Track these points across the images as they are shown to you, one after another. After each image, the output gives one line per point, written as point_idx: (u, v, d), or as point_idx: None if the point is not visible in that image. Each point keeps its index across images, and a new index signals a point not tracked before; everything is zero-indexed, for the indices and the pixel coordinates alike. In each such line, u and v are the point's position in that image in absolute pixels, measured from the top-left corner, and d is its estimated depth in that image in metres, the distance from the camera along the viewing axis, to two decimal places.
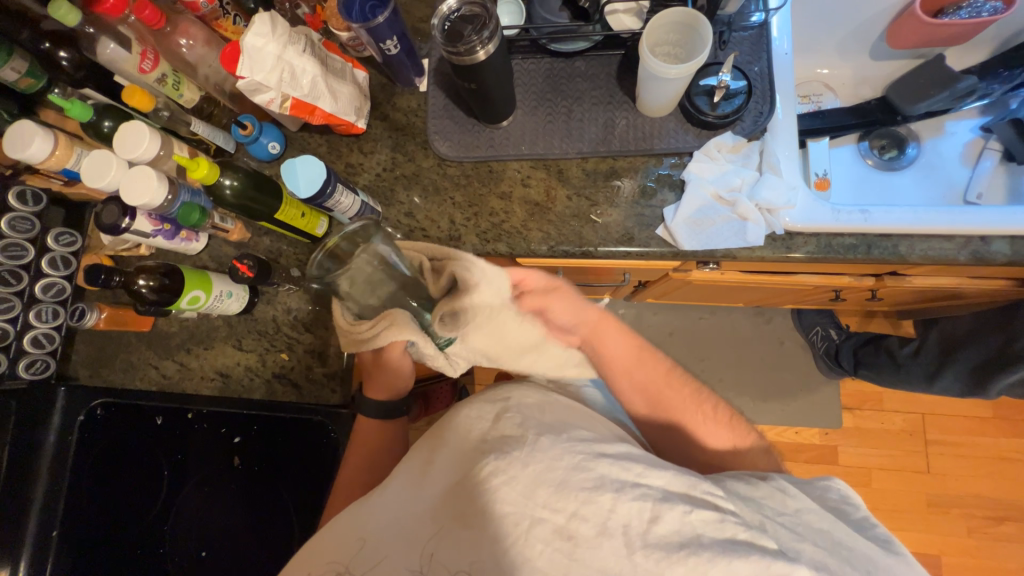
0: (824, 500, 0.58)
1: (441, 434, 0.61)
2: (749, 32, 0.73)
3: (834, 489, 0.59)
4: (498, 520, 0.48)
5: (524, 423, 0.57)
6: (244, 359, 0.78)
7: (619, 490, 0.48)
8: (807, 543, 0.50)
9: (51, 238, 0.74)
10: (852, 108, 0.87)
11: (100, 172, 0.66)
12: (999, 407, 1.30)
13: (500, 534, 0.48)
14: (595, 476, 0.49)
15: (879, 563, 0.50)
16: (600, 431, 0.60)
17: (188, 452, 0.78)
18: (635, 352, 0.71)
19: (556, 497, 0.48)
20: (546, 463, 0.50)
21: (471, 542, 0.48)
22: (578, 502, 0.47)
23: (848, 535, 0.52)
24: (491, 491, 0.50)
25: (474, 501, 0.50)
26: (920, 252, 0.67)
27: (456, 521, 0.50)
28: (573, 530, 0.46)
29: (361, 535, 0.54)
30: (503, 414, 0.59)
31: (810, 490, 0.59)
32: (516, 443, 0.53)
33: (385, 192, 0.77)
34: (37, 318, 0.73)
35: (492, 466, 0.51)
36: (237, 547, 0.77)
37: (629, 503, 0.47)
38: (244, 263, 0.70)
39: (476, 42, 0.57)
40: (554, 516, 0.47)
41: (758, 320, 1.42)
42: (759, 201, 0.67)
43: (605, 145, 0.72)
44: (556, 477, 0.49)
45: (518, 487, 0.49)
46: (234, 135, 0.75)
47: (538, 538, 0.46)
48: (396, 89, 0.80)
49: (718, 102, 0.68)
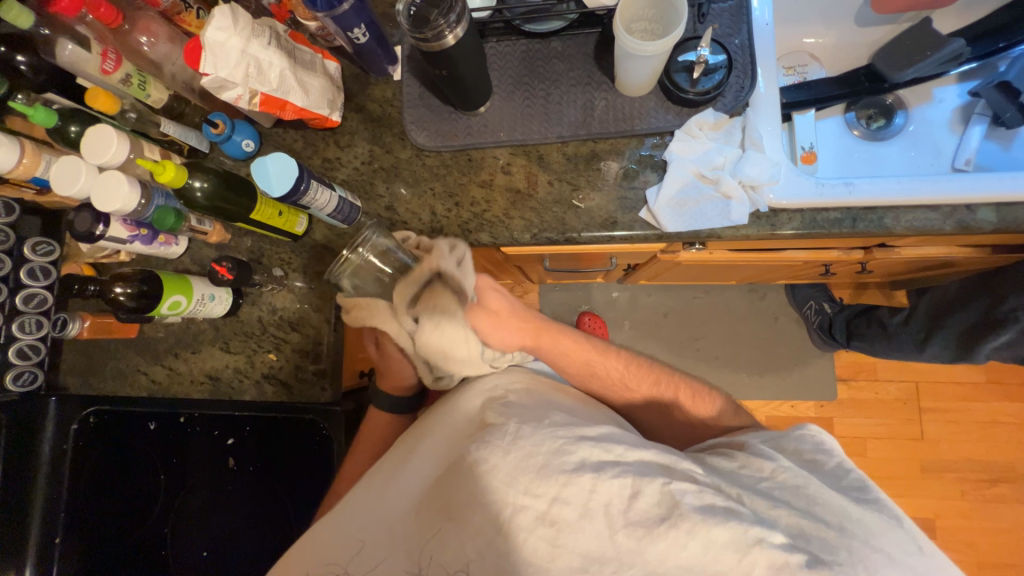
0: (800, 454, 0.58)
1: (428, 424, 0.62)
2: (728, 3, 0.70)
3: (808, 438, 0.59)
4: (483, 510, 0.49)
5: (509, 410, 0.57)
6: (233, 361, 0.79)
7: (598, 470, 0.48)
8: (783, 508, 0.49)
9: (28, 248, 0.73)
10: (839, 79, 0.85)
11: (69, 178, 0.64)
12: (991, 372, 1.31)
13: (484, 524, 0.48)
14: (575, 459, 0.49)
15: (853, 514, 0.49)
16: (586, 415, 0.60)
17: (185, 455, 0.77)
18: (594, 351, 0.71)
19: (537, 483, 0.48)
20: (527, 450, 0.50)
21: (457, 538, 0.49)
22: (559, 486, 0.47)
23: (819, 490, 0.51)
24: (477, 479, 0.50)
25: (458, 493, 0.51)
26: (905, 223, 0.67)
27: (445, 515, 0.51)
28: (555, 516, 0.46)
29: (360, 539, 0.53)
30: (489, 403, 0.60)
31: (783, 446, 0.59)
32: (497, 431, 0.53)
33: (364, 186, 0.76)
34: (20, 330, 0.71)
35: (476, 456, 0.52)
36: (241, 545, 0.78)
37: (610, 481, 0.47)
38: (222, 264, 0.70)
39: (443, 26, 0.55)
40: (536, 503, 0.47)
41: (753, 297, 1.41)
42: (742, 179, 0.66)
43: (584, 128, 0.71)
44: (536, 463, 0.49)
45: (500, 475, 0.49)
46: (206, 134, 0.73)
47: (522, 526, 0.47)
48: (370, 79, 0.78)
49: (698, 78, 0.66)
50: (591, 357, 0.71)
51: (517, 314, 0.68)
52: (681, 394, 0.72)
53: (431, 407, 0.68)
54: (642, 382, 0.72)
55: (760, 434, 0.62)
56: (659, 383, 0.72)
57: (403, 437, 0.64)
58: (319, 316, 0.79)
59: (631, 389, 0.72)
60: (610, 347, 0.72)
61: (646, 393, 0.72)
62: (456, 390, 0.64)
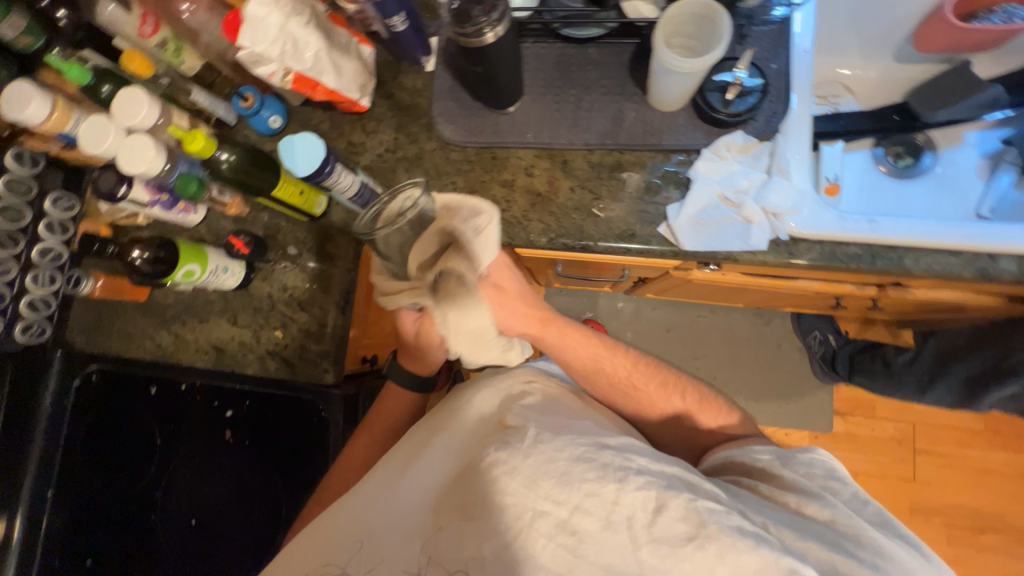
0: (810, 478, 0.58)
1: (440, 423, 0.61)
2: (769, 26, 0.70)
3: (818, 463, 0.59)
4: (500, 513, 0.48)
5: (526, 412, 0.57)
6: (238, 334, 0.80)
7: (623, 481, 0.47)
8: (812, 540, 0.49)
9: (49, 202, 0.73)
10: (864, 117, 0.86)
11: (97, 138, 0.64)
12: (990, 420, 1.30)
13: (501, 528, 0.47)
14: (598, 466, 0.48)
15: (886, 552, 0.49)
16: (602, 424, 0.59)
17: (180, 425, 0.76)
18: (592, 357, 0.71)
19: (559, 489, 0.47)
20: (548, 455, 0.49)
21: (474, 538, 0.48)
22: (581, 495, 0.47)
23: (847, 524, 0.51)
24: (493, 481, 0.49)
25: (474, 492, 0.50)
26: (924, 265, 0.66)
27: (457, 514, 0.50)
28: (576, 525, 0.46)
29: (358, 536, 0.54)
30: (507, 403, 0.60)
31: (796, 469, 0.59)
32: (516, 433, 0.53)
33: (386, 173, 0.76)
34: (34, 282, 0.71)
35: (493, 457, 0.50)
36: (230, 519, 0.77)
37: (633, 493, 0.46)
38: (239, 238, 0.73)
39: (484, 23, 0.55)
40: (557, 509, 0.46)
41: (757, 321, 1.41)
42: (765, 205, 0.66)
43: (612, 138, 0.71)
44: (558, 469, 0.48)
45: (520, 478, 0.48)
46: (235, 107, 0.73)
47: (541, 532, 0.46)
48: (402, 68, 0.78)
49: (731, 100, 0.66)
50: (600, 352, 0.71)
51: (527, 299, 0.69)
52: (687, 399, 0.71)
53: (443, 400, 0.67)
54: (649, 383, 0.71)
55: (774, 448, 0.63)
56: (660, 388, 0.71)
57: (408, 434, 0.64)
58: (326, 297, 0.81)
59: (640, 388, 0.71)
60: (610, 353, 0.72)
61: (653, 394, 0.71)
62: (470, 387, 0.64)
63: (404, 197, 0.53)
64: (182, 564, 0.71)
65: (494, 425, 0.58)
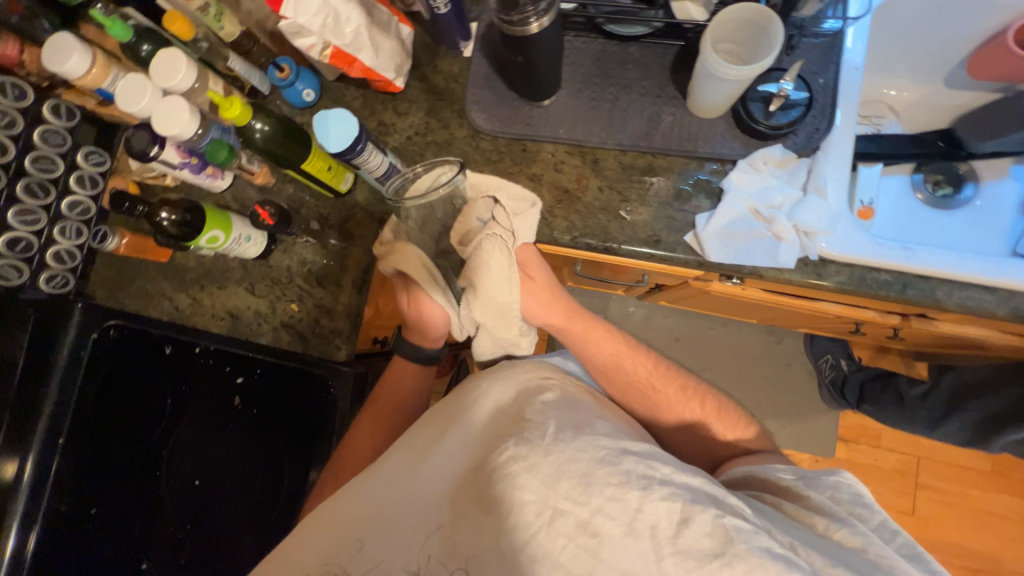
0: (836, 502, 0.55)
1: (447, 415, 0.57)
2: (821, 39, 0.68)
3: (845, 487, 0.56)
4: (518, 509, 0.46)
5: (546, 409, 0.54)
6: (255, 303, 0.81)
7: (646, 489, 0.45)
8: (842, 567, 0.44)
9: (81, 156, 0.74)
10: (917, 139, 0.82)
11: (133, 97, 0.65)
12: (998, 462, 1.28)
13: (520, 526, 0.45)
14: (621, 471, 0.46)
15: None
16: (621, 428, 0.57)
17: (192, 384, 0.77)
18: (613, 353, 0.72)
19: (579, 490, 0.45)
20: (569, 454, 0.47)
21: (493, 531, 0.46)
22: (603, 499, 0.45)
23: (881, 555, 0.47)
24: (511, 477, 0.47)
25: (495, 485, 0.47)
26: (956, 300, 0.65)
27: (475, 506, 0.48)
28: (597, 527, 0.44)
29: (358, 535, 0.49)
30: (525, 397, 0.56)
31: (821, 491, 0.56)
32: (537, 430, 0.50)
33: (414, 156, 0.75)
34: (60, 234, 0.73)
35: (513, 452, 0.48)
36: (230, 481, 0.78)
37: (657, 502, 0.44)
38: (266, 209, 0.72)
39: (531, 12, 0.54)
40: (578, 510, 0.44)
41: (769, 339, 1.39)
42: (798, 223, 0.64)
43: (646, 140, 0.69)
44: (579, 470, 0.46)
45: (539, 476, 0.46)
46: (271, 77, 0.73)
47: (561, 532, 0.44)
48: (439, 51, 0.78)
49: (774, 112, 0.65)
50: (622, 349, 0.72)
51: (558, 299, 0.71)
52: (705, 408, 0.70)
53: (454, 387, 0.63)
54: (668, 386, 0.71)
55: (798, 470, 0.61)
56: (680, 392, 0.71)
57: (419, 421, 0.59)
58: (344, 273, 0.81)
59: (658, 390, 0.71)
60: (631, 351, 0.73)
61: (672, 397, 0.71)
62: (488, 376, 0.59)
63: (444, 168, 0.63)
64: (180, 518, 0.73)
65: (510, 418, 0.54)
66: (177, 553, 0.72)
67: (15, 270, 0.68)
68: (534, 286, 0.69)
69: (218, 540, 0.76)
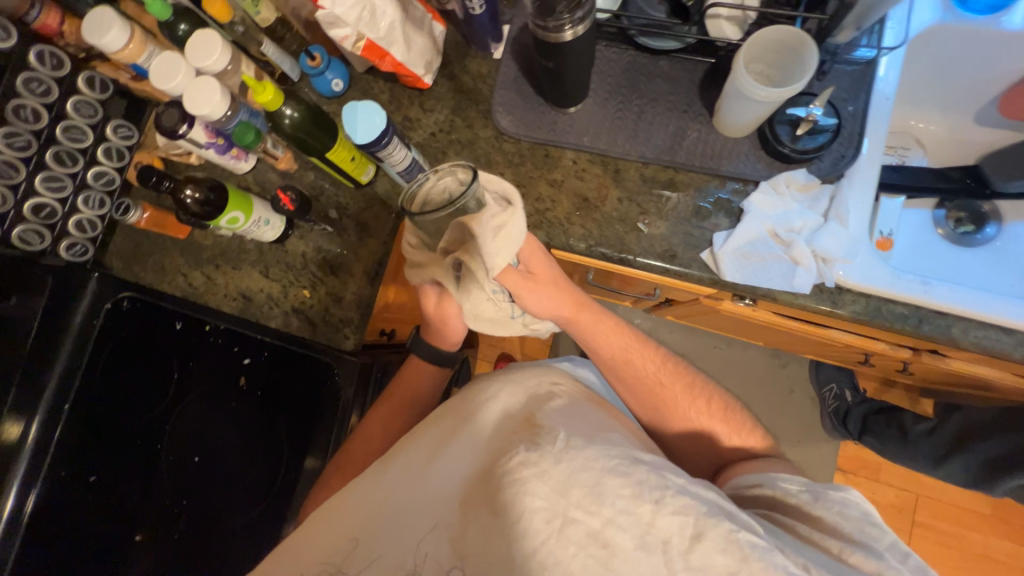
0: (845, 519, 0.53)
1: (460, 416, 0.57)
2: (853, 67, 0.69)
3: (853, 504, 0.55)
4: (529, 516, 0.45)
5: (556, 414, 0.54)
6: (268, 287, 0.81)
7: (659, 502, 0.45)
8: None
9: (110, 129, 0.76)
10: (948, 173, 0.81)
11: (168, 73, 0.66)
12: (999, 506, 1.26)
13: (530, 533, 0.44)
14: (633, 482, 0.46)
15: None
16: (632, 437, 0.56)
17: (198, 361, 0.78)
18: (622, 349, 0.71)
19: (591, 500, 0.45)
20: (580, 462, 0.47)
21: (502, 537, 0.45)
22: (615, 509, 0.44)
23: None
24: (521, 483, 0.46)
25: (504, 490, 0.47)
26: (973, 339, 0.64)
27: (485, 509, 0.47)
28: (608, 538, 0.44)
29: (354, 534, 0.50)
30: (535, 402, 0.56)
31: (828, 509, 0.55)
32: (547, 435, 0.49)
33: (436, 153, 0.76)
34: (84, 203, 0.74)
35: (522, 458, 0.48)
36: (229, 460, 0.79)
37: (670, 517, 0.44)
38: (287, 195, 0.72)
39: (567, 20, 0.54)
40: (589, 520, 0.44)
41: (774, 363, 1.38)
42: (816, 249, 0.64)
43: (669, 155, 0.69)
44: (590, 479, 0.46)
45: (549, 483, 0.46)
46: (302, 64, 0.74)
47: (572, 540, 0.44)
48: (469, 51, 0.78)
49: (801, 135, 0.65)
50: (631, 345, 0.71)
51: (560, 284, 0.68)
52: (710, 408, 0.70)
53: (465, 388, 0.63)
54: (675, 383, 0.71)
55: (806, 481, 0.59)
56: (686, 390, 0.70)
57: (426, 421, 0.59)
58: (357, 263, 0.81)
59: (665, 386, 0.70)
60: (640, 346, 0.72)
61: (679, 394, 0.70)
62: (497, 379, 0.60)
63: (445, 177, 0.53)
64: (176, 493, 0.74)
65: (520, 423, 0.54)
66: (173, 523, 0.73)
67: (37, 236, 0.70)
68: (540, 282, 0.66)
69: (216, 517, 0.76)
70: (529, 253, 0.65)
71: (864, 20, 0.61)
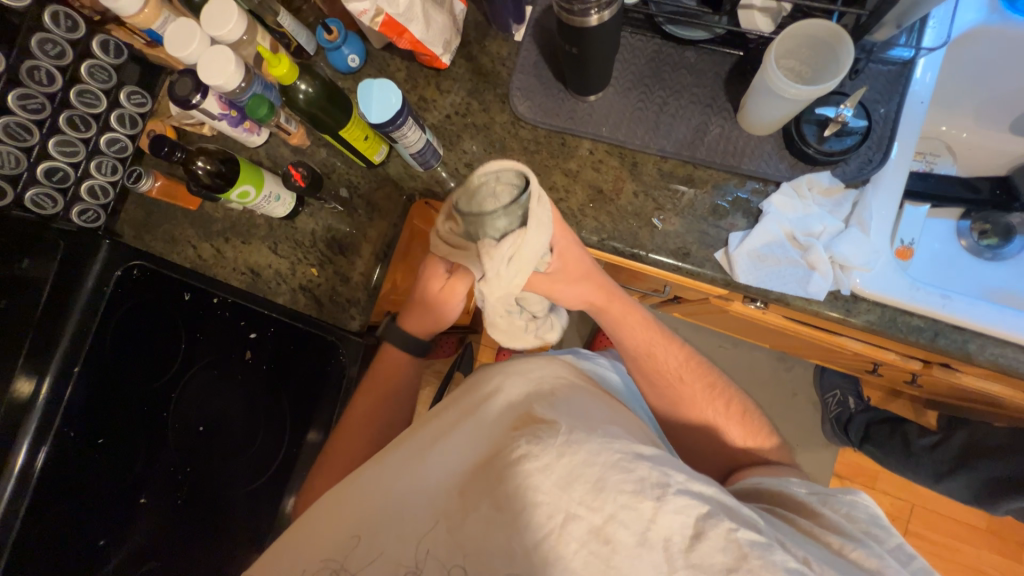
0: (852, 521, 0.53)
1: (467, 403, 0.57)
2: (889, 67, 0.66)
3: (861, 507, 0.54)
4: (532, 509, 0.45)
5: (556, 406, 0.54)
6: (276, 263, 0.79)
7: (660, 499, 0.45)
8: None
9: (124, 95, 0.75)
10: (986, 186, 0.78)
11: (182, 41, 0.65)
12: (996, 522, 1.25)
13: (532, 527, 0.45)
14: (635, 479, 0.46)
15: None
16: (637, 432, 0.56)
17: (207, 334, 0.79)
18: (648, 341, 0.70)
19: (593, 495, 0.45)
20: (583, 457, 0.46)
21: (504, 531, 0.46)
22: (616, 505, 0.44)
23: None
24: (524, 476, 0.47)
25: (506, 480, 0.47)
26: (989, 356, 0.63)
27: (487, 501, 0.47)
28: (610, 534, 0.44)
29: (356, 531, 0.50)
30: (538, 396, 0.56)
31: (835, 509, 0.54)
32: (549, 428, 0.49)
33: (451, 136, 0.74)
34: (97, 169, 0.74)
35: (524, 450, 0.48)
36: (234, 431, 0.80)
37: (671, 515, 0.44)
38: (298, 170, 0.71)
39: (593, 4, 0.52)
40: (591, 515, 0.44)
41: (778, 365, 1.37)
42: (835, 255, 0.62)
43: (689, 150, 0.67)
44: (592, 475, 0.46)
45: (553, 477, 0.46)
46: (318, 37, 0.72)
47: (573, 536, 0.44)
48: (490, 32, 0.76)
49: (828, 137, 0.62)
50: (655, 339, 0.70)
51: (591, 278, 0.64)
52: (727, 410, 0.69)
53: (469, 379, 0.64)
54: (695, 382, 0.70)
55: (811, 483, 0.59)
56: (706, 391, 0.70)
57: (429, 414, 0.59)
58: (365, 241, 0.84)
59: (685, 383, 0.70)
60: (665, 341, 0.71)
61: (698, 393, 0.69)
62: (499, 370, 0.59)
63: (471, 224, 0.47)
64: (182, 464, 0.76)
65: (522, 416, 0.53)
66: (176, 491, 0.75)
67: (49, 199, 0.70)
68: (574, 274, 0.62)
69: (220, 489, 0.77)
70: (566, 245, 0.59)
71: (905, 19, 0.58)
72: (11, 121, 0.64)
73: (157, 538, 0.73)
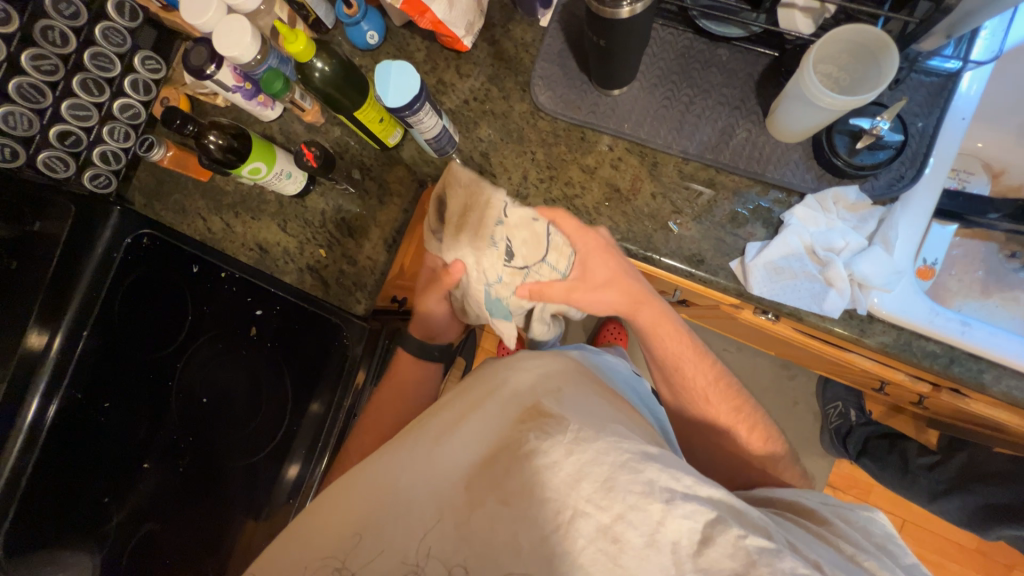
0: (868, 535, 0.51)
1: (478, 395, 0.57)
2: (932, 78, 0.63)
3: (877, 523, 0.52)
4: (540, 505, 0.45)
5: (563, 401, 0.54)
6: (284, 241, 0.79)
7: (669, 502, 0.44)
8: None
9: (138, 60, 0.74)
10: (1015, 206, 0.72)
11: (199, 9, 0.63)
12: (985, 543, 1.25)
13: (540, 521, 0.45)
14: (643, 479, 0.45)
15: None
16: (644, 435, 0.55)
17: (211, 305, 0.78)
18: (677, 354, 0.69)
19: (601, 495, 0.44)
20: (591, 455, 0.46)
21: (512, 526, 0.45)
22: (625, 505, 0.44)
23: None
24: (535, 472, 0.47)
25: (513, 477, 0.48)
26: (1004, 387, 0.61)
27: (494, 496, 0.47)
28: (619, 534, 0.43)
29: (358, 528, 0.49)
30: (543, 387, 0.57)
31: (849, 521, 0.52)
32: (557, 424, 0.50)
33: (467, 123, 0.72)
34: (109, 135, 0.73)
35: (533, 446, 0.48)
36: (236, 406, 0.79)
37: (680, 518, 0.43)
38: (311, 150, 0.69)
39: None
40: (600, 514, 0.44)
41: (781, 373, 1.35)
42: (854, 272, 0.60)
43: (713, 153, 0.65)
44: (601, 473, 0.45)
45: (561, 474, 0.46)
46: (337, 11, 0.70)
47: (580, 535, 0.44)
48: (515, 15, 0.73)
49: (860, 149, 0.60)
50: (686, 354, 0.68)
51: (618, 282, 0.66)
52: None
53: (472, 375, 0.64)
54: (722, 403, 0.68)
55: (826, 498, 0.57)
56: (732, 413, 0.68)
57: (434, 409, 0.59)
58: (375, 229, 0.82)
59: (710, 403, 0.69)
60: (698, 357, 0.69)
61: (722, 414, 0.68)
62: (503, 366, 0.61)
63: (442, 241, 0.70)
64: (184, 432, 0.76)
65: (528, 407, 0.54)
66: (178, 457, 0.75)
67: (60, 162, 0.69)
68: (593, 282, 0.66)
69: (219, 461, 0.77)
70: (589, 254, 0.64)
71: (956, 29, 0.55)
72: (24, 82, 0.63)
73: (157, 502, 0.74)
